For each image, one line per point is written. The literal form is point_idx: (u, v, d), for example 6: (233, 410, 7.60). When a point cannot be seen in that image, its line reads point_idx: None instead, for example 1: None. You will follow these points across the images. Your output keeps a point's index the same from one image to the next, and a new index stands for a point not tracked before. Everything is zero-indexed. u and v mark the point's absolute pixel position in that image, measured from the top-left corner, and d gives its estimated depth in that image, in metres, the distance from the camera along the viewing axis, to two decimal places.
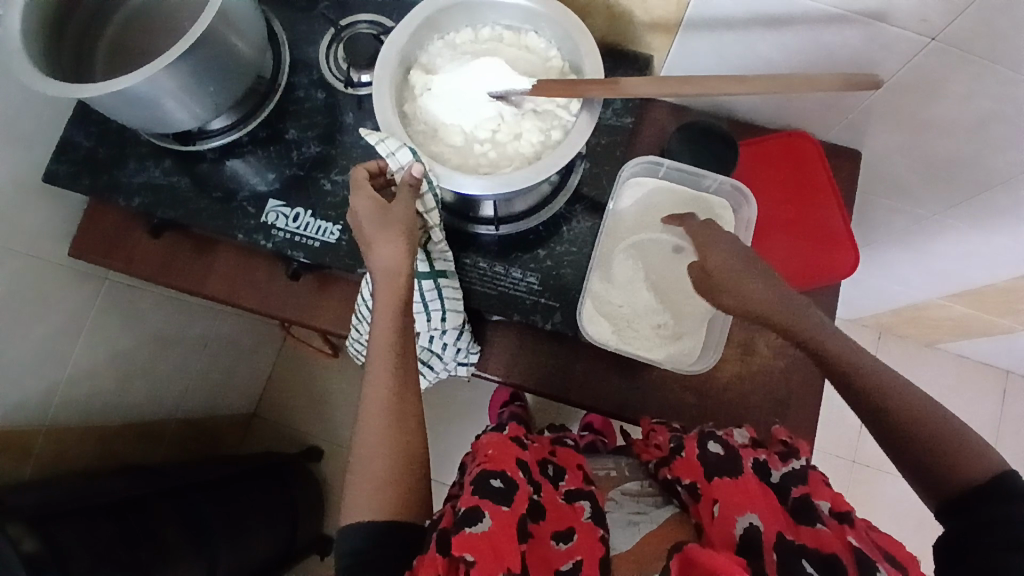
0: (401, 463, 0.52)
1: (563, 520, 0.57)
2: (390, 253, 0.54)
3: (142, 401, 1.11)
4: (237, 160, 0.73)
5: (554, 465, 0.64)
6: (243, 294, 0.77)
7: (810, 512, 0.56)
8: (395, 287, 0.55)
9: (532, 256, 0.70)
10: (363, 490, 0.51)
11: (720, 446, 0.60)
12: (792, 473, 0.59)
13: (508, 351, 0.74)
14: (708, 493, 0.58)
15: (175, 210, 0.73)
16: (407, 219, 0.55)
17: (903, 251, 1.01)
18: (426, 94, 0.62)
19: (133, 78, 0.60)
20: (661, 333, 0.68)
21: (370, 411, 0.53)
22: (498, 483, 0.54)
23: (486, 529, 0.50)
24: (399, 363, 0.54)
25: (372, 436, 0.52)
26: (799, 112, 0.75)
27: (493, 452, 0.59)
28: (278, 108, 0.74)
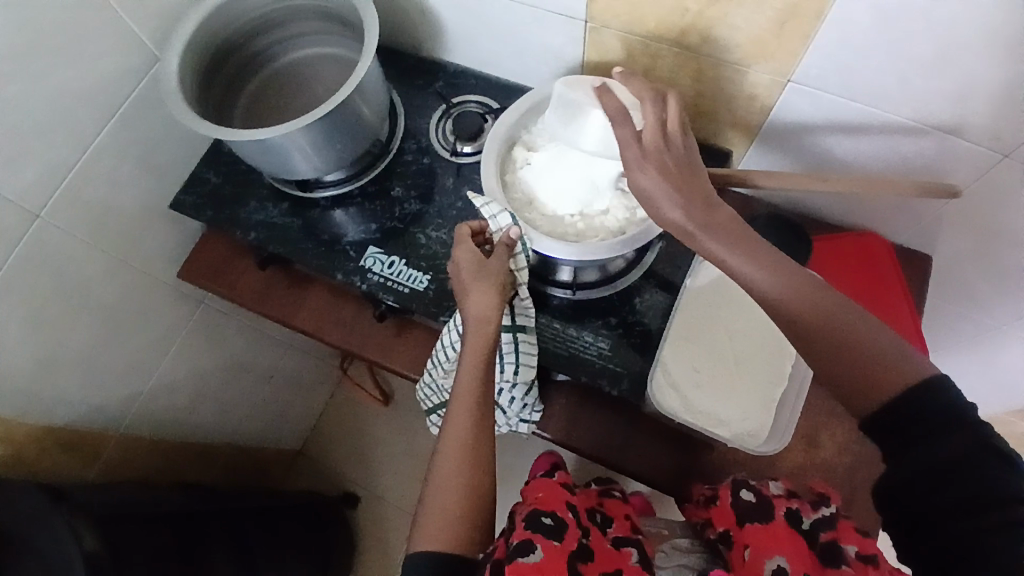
0: (471, 499, 0.54)
1: (611, 561, 0.56)
2: (483, 301, 0.59)
3: (207, 422, 1.17)
4: (345, 210, 0.82)
5: (602, 513, 0.65)
6: (330, 330, 0.83)
7: (835, 551, 0.56)
8: (484, 332, 0.59)
9: (604, 321, 0.74)
10: (433, 523, 0.53)
11: (751, 495, 0.62)
12: (821, 519, 0.59)
13: (569, 411, 0.77)
14: (740, 539, 0.60)
15: (284, 246, 0.81)
16: (502, 274, 0.61)
17: (973, 362, 1.00)
18: (525, 168, 0.69)
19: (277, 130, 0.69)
20: (725, 412, 0.69)
21: (448, 445, 0.56)
22: (548, 520, 0.57)
23: (537, 560, 0.52)
24: (479, 403, 0.58)
25: (447, 471, 0.55)
26: (871, 214, 0.78)
27: (543, 495, 0.62)
28: (386, 168, 0.83)
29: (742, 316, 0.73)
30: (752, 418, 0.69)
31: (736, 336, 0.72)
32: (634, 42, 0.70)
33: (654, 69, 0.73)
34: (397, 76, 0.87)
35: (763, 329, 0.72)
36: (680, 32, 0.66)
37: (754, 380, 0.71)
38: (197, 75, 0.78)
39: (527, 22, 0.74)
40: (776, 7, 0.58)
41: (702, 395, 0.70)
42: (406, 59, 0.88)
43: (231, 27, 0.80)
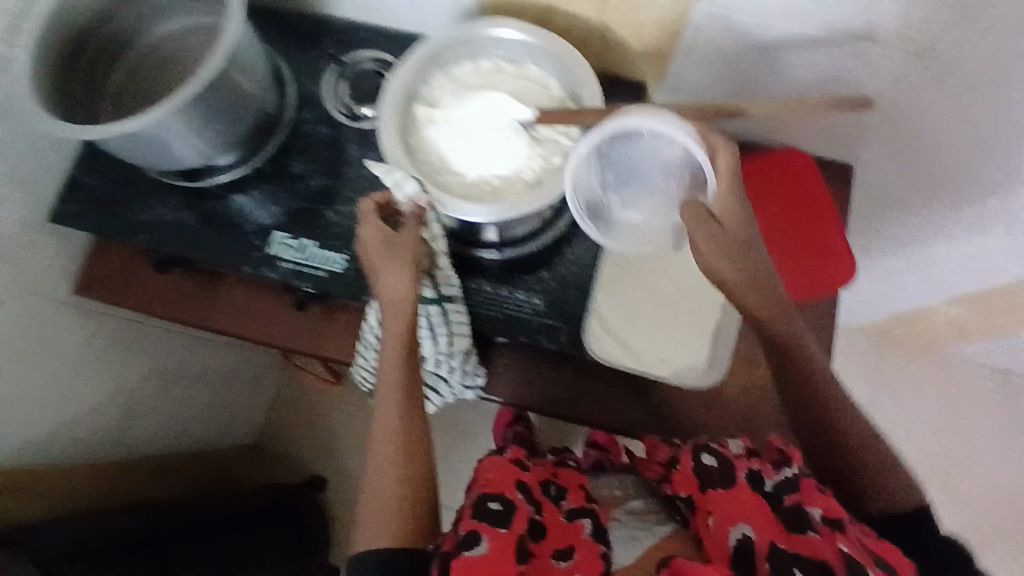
0: (411, 488, 0.53)
1: (564, 538, 0.56)
2: (396, 282, 0.57)
3: (149, 437, 1.11)
4: (245, 195, 0.75)
5: (557, 484, 0.61)
6: (251, 327, 0.78)
7: (801, 517, 0.54)
8: (404, 314, 0.57)
9: (535, 277, 0.71)
10: (371, 521, 0.52)
11: (714, 458, 0.59)
12: (783, 481, 0.57)
13: (513, 372, 0.75)
14: (702, 504, 0.57)
15: (183, 245, 0.74)
16: (414, 248, 0.58)
17: (901, 262, 1.04)
18: (430, 126, 0.63)
19: (143, 119, 0.62)
20: (666, 350, 0.69)
21: (380, 437, 0.55)
22: (496, 504, 0.56)
23: (484, 552, 0.50)
24: (406, 388, 0.56)
25: (381, 464, 0.54)
26: (790, 130, 0.77)
27: (494, 476, 0.59)
28: (283, 143, 0.76)
29: (670, 250, 0.71)
30: (693, 352, 0.69)
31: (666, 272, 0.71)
32: None
33: (556, 4, 0.67)
34: (280, 38, 0.78)
35: (696, 264, 0.71)
36: None
37: (690, 317, 0.70)
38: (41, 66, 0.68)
39: None
40: None
41: (641, 338, 0.69)
42: (287, 17, 0.78)
43: (73, 5, 0.69)
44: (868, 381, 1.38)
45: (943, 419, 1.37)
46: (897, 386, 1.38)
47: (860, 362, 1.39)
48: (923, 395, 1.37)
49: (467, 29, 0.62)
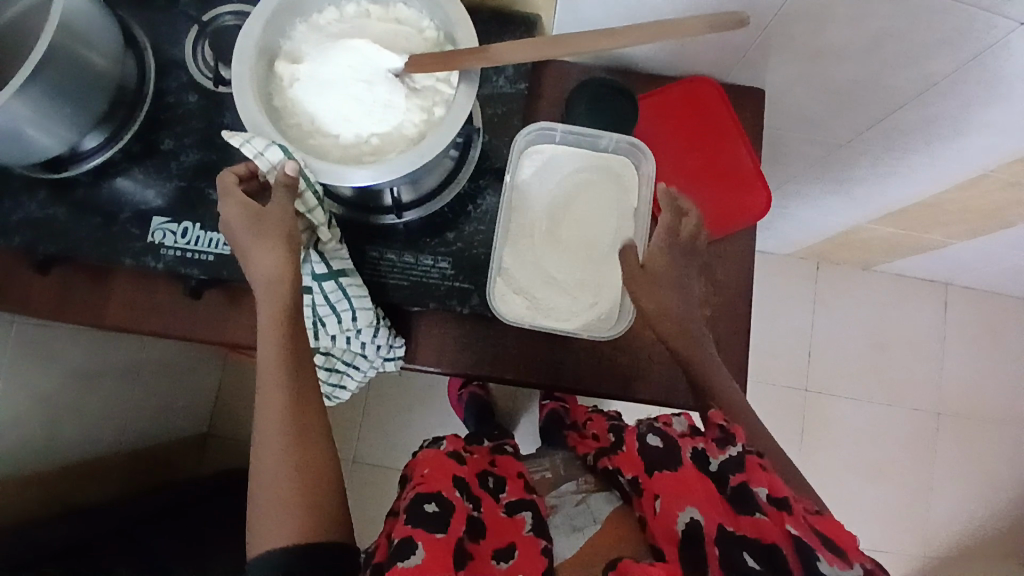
0: (311, 480, 0.52)
1: (507, 531, 0.66)
2: (267, 259, 0.53)
3: (84, 443, 1.06)
4: (117, 181, 0.68)
5: (494, 478, 0.75)
6: (149, 322, 0.73)
7: (748, 498, 0.59)
8: (280, 294, 0.54)
9: (441, 239, 0.68)
10: (269, 520, 0.50)
11: (658, 440, 0.67)
12: (729, 460, 0.63)
13: (435, 340, 0.72)
14: (650, 488, 0.65)
15: (56, 243, 0.68)
16: (284, 223, 0.54)
17: (825, 183, 1.03)
18: (293, 84, 0.57)
19: None
20: (578, 301, 0.66)
21: (270, 428, 0.52)
22: (432, 506, 0.62)
23: (419, 561, 0.55)
24: (291, 373, 0.54)
25: (271, 458, 0.52)
26: (695, 57, 0.74)
27: (428, 472, 0.68)
28: (150, 118, 0.69)
29: (574, 195, 0.68)
30: (604, 301, 0.66)
31: (571, 219, 0.67)
32: None
33: None
34: None
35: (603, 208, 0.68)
36: None
37: (601, 266, 0.67)
38: None
39: None
40: None
41: (550, 292, 0.66)
42: None
43: None
44: (806, 304, 1.41)
45: (878, 332, 1.41)
46: (834, 305, 1.41)
47: (798, 286, 1.41)
48: (859, 312, 1.41)
49: None
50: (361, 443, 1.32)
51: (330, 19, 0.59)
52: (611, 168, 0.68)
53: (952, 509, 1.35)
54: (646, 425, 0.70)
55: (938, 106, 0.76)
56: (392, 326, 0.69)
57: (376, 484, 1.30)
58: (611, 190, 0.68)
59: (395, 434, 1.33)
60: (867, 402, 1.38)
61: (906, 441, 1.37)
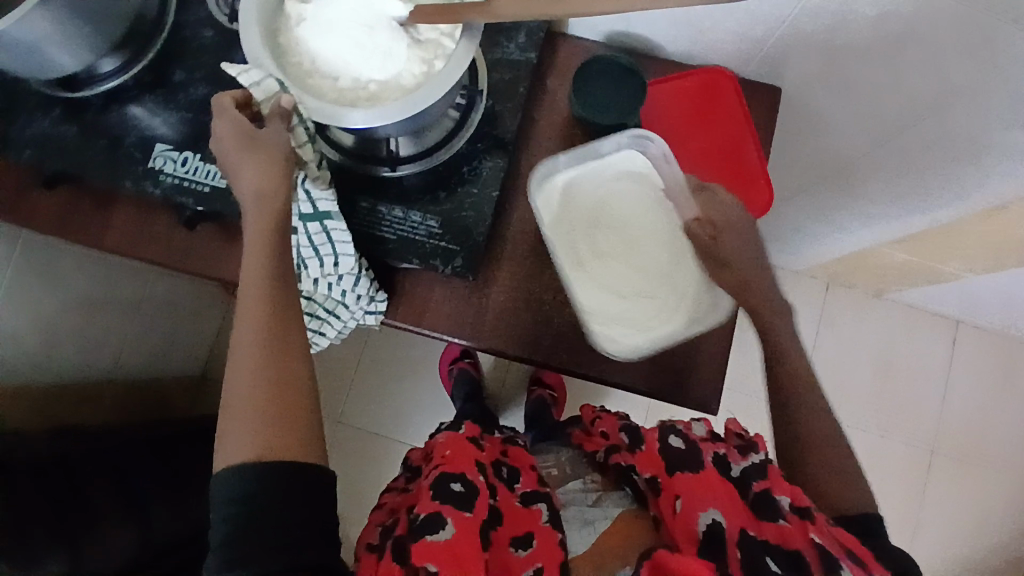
0: (278, 400, 0.51)
1: (520, 523, 0.63)
2: (260, 173, 0.54)
3: (76, 364, 1.09)
4: (126, 107, 0.70)
5: (508, 466, 0.70)
6: (141, 247, 0.75)
7: (772, 505, 0.56)
8: (271, 209, 0.55)
9: (433, 197, 0.68)
10: (240, 428, 0.50)
11: (680, 440, 0.62)
12: (750, 467, 0.59)
13: (416, 298, 0.73)
14: (670, 488, 0.59)
15: (62, 160, 0.70)
16: (279, 145, 0.55)
17: (840, 197, 1.01)
18: (298, 23, 0.57)
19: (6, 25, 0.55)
20: (667, 306, 0.67)
21: (242, 348, 0.53)
22: (457, 486, 0.61)
23: (448, 536, 0.56)
24: (274, 285, 0.55)
25: (245, 366, 0.52)
26: (711, 45, 0.73)
27: (451, 455, 0.66)
28: (165, 49, 0.70)
29: (615, 200, 0.69)
30: (688, 293, 0.67)
31: (622, 225, 0.69)
32: None
33: None
34: None
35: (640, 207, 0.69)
36: None
37: (660, 261, 0.68)
38: None
39: None
40: None
41: (642, 305, 0.67)
42: None
43: None
44: (811, 324, 1.38)
45: (880, 361, 1.38)
46: (841, 328, 1.39)
47: (805, 305, 1.39)
48: (865, 338, 1.38)
49: None
50: (348, 406, 1.33)
51: None
52: (630, 166, 0.70)
53: (932, 551, 1.31)
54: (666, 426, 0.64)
55: (953, 120, 0.73)
56: (375, 280, 0.70)
57: (357, 448, 1.31)
58: (642, 185, 0.69)
59: (382, 401, 1.34)
60: (863, 430, 1.35)
61: (899, 474, 1.33)
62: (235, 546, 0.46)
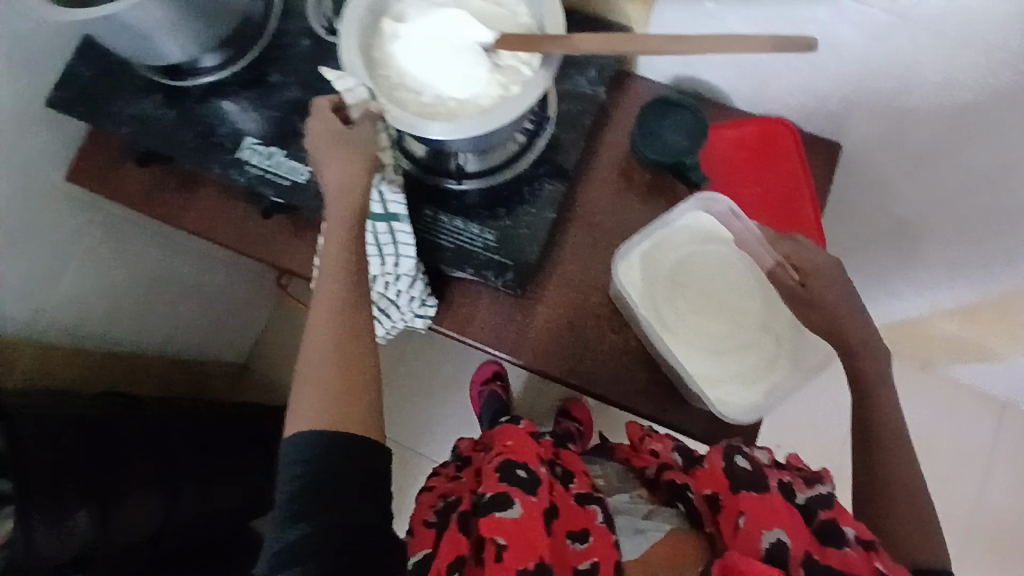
0: (346, 371, 0.55)
1: (575, 521, 0.62)
2: (344, 168, 0.61)
3: (132, 334, 1.15)
4: (222, 101, 0.76)
5: (562, 468, 0.70)
6: (217, 229, 0.81)
7: (838, 534, 0.55)
8: (351, 200, 0.61)
9: (492, 213, 0.71)
10: (309, 395, 0.53)
11: (747, 461, 0.61)
12: (817, 497, 0.59)
13: (464, 307, 0.76)
14: (734, 505, 0.59)
15: (160, 141, 0.76)
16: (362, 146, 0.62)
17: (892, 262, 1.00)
18: (391, 39, 0.63)
19: (133, 14, 0.62)
20: (768, 363, 0.65)
21: (319, 320, 0.57)
22: (522, 472, 0.64)
23: (515, 516, 0.59)
24: (349, 266, 0.59)
25: (319, 340, 0.56)
26: (777, 98, 0.75)
27: (514, 445, 0.68)
28: (265, 52, 0.76)
29: (701, 255, 0.67)
30: (780, 343, 0.66)
31: (709, 280, 0.67)
32: None
33: None
34: None
35: (715, 263, 0.67)
36: None
37: (746, 314, 0.66)
38: None
39: None
40: None
41: (751, 366, 0.65)
42: None
43: None
44: None
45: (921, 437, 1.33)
46: None
47: None
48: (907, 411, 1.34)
49: None
50: None
51: None
52: (699, 223, 0.67)
53: None
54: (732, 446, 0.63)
55: (1016, 189, 0.73)
56: (428, 284, 0.74)
57: None
58: (714, 238, 0.67)
59: (410, 410, 1.36)
60: None
61: None
62: (298, 504, 0.49)
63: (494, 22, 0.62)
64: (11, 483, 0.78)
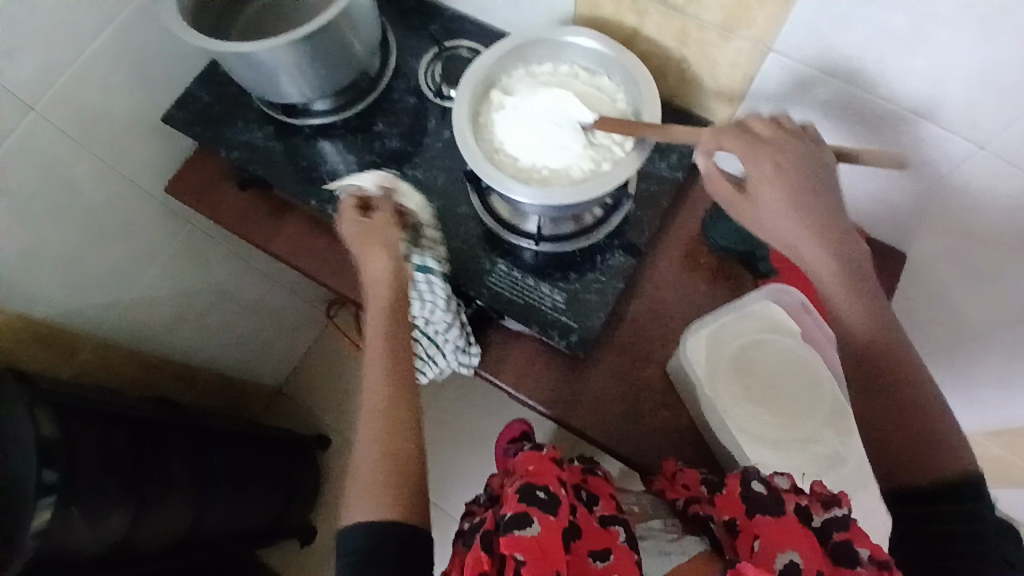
0: (395, 453, 0.56)
1: (598, 541, 0.56)
2: (375, 261, 0.65)
3: (187, 344, 1.18)
4: (325, 142, 0.83)
5: (587, 490, 0.62)
6: (302, 258, 0.87)
7: (851, 556, 0.50)
8: (381, 293, 0.64)
9: (564, 276, 0.75)
10: (359, 492, 0.54)
11: (761, 486, 0.57)
12: (833, 519, 0.54)
13: (520, 364, 0.78)
14: (748, 528, 0.54)
15: (265, 169, 0.82)
16: (387, 227, 0.66)
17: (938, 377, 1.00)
18: (498, 109, 0.69)
19: (269, 52, 0.69)
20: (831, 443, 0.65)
21: (368, 411, 0.58)
22: (543, 493, 0.57)
23: (535, 532, 0.54)
24: (390, 351, 0.61)
25: (367, 432, 0.57)
26: (845, 202, 0.79)
27: (534, 466, 0.61)
28: (374, 103, 0.84)
29: (761, 338, 0.68)
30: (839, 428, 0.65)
31: (763, 363, 0.67)
32: None
33: (642, 28, 0.71)
34: (396, 15, 0.86)
35: (779, 351, 0.68)
36: None
37: (808, 398, 0.66)
38: None
39: None
40: None
41: (818, 450, 0.65)
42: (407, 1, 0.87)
43: None
44: None
45: None
46: None
47: None
48: None
49: (561, 31, 0.69)
50: None
51: (544, 72, 0.71)
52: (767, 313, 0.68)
53: None
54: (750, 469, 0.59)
55: None
56: (467, 334, 0.77)
57: None
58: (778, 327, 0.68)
59: (436, 457, 1.37)
60: None
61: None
62: None
63: (593, 106, 0.68)
64: (56, 474, 0.76)
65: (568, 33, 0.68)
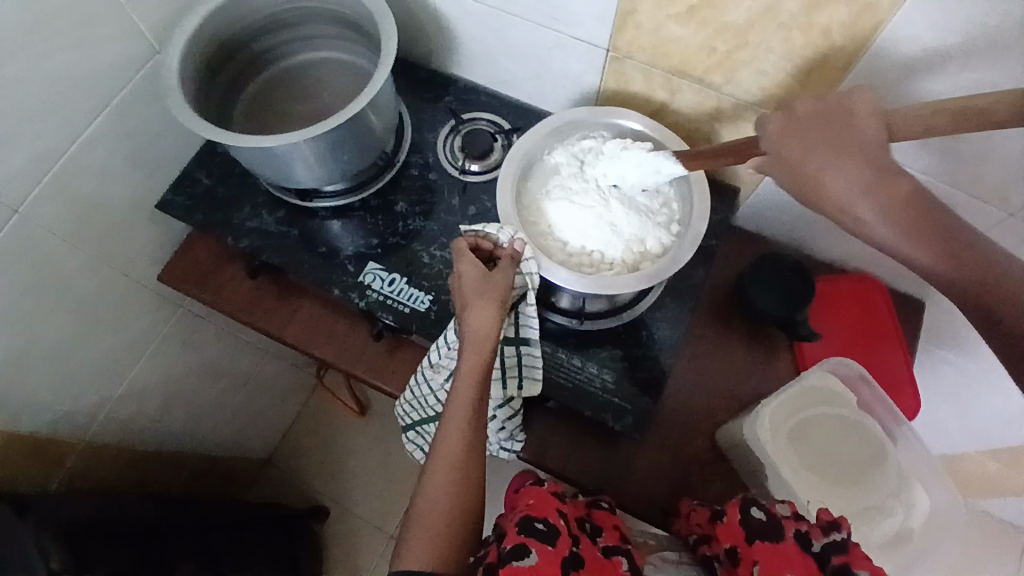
0: (461, 512, 0.55)
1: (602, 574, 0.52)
2: (482, 317, 0.58)
3: (178, 430, 1.09)
4: (338, 222, 0.79)
5: (592, 523, 0.59)
6: (319, 344, 0.81)
7: None
8: (480, 351, 0.58)
9: (610, 354, 0.73)
10: (418, 541, 0.53)
11: (762, 512, 0.57)
12: (831, 542, 0.53)
13: (567, 445, 0.75)
14: (747, 556, 0.54)
15: (279, 256, 0.77)
16: (504, 288, 0.60)
17: (954, 418, 1.00)
18: (542, 195, 0.68)
19: (291, 141, 0.65)
20: (896, 513, 0.69)
21: (441, 457, 0.56)
22: (542, 525, 0.54)
23: (533, 563, 0.50)
24: (473, 419, 0.57)
25: (433, 490, 0.55)
26: (869, 260, 0.81)
27: (535, 498, 0.58)
28: (391, 181, 0.80)
29: (820, 411, 0.71)
30: (900, 499, 0.70)
31: (824, 435, 0.71)
32: (657, 75, 0.69)
33: (672, 103, 0.72)
34: (408, 89, 0.84)
35: (839, 422, 0.72)
36: (706, 70, 0.65)
37: (869, 469, 0.70)
38: (198, 59, 0.71)
39: (549, 46, 0.72)
40: (803, 53, 0.59)
41: (889, 523, 0.69)
42: (417, 73, 0.85)
43: (241, 23, 0.73)
44: None
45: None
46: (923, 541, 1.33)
47: None
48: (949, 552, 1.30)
49: (599, 113, 0.69)
50: None
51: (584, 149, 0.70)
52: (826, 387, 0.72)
53: None
54: (746, 497, 0.59)
55: None
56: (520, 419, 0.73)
57: None
58: (833, 400, 0.72)
59: None
60: None
61: None
62: None
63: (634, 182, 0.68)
64: None
65: (612, 113, 0.69)
